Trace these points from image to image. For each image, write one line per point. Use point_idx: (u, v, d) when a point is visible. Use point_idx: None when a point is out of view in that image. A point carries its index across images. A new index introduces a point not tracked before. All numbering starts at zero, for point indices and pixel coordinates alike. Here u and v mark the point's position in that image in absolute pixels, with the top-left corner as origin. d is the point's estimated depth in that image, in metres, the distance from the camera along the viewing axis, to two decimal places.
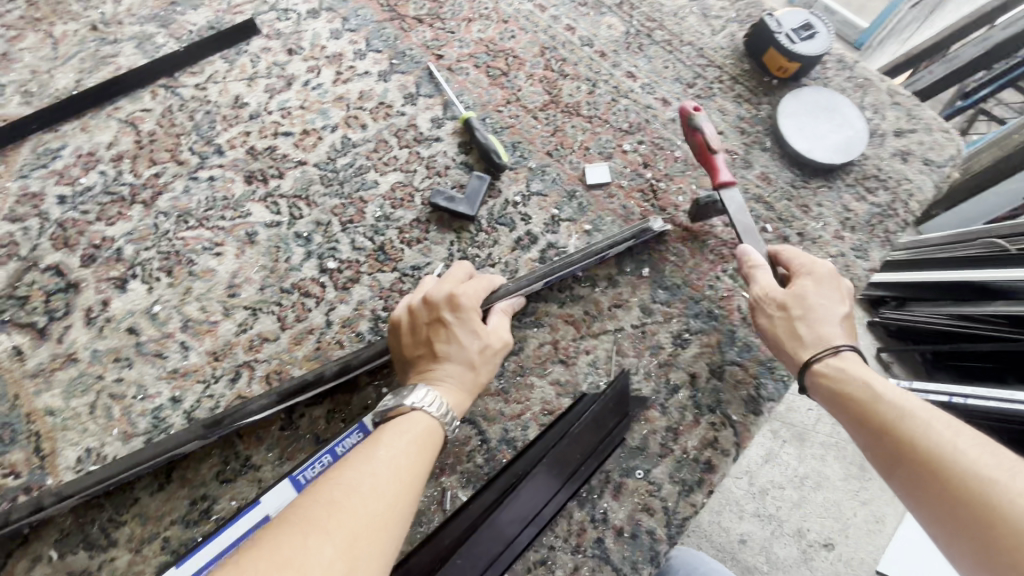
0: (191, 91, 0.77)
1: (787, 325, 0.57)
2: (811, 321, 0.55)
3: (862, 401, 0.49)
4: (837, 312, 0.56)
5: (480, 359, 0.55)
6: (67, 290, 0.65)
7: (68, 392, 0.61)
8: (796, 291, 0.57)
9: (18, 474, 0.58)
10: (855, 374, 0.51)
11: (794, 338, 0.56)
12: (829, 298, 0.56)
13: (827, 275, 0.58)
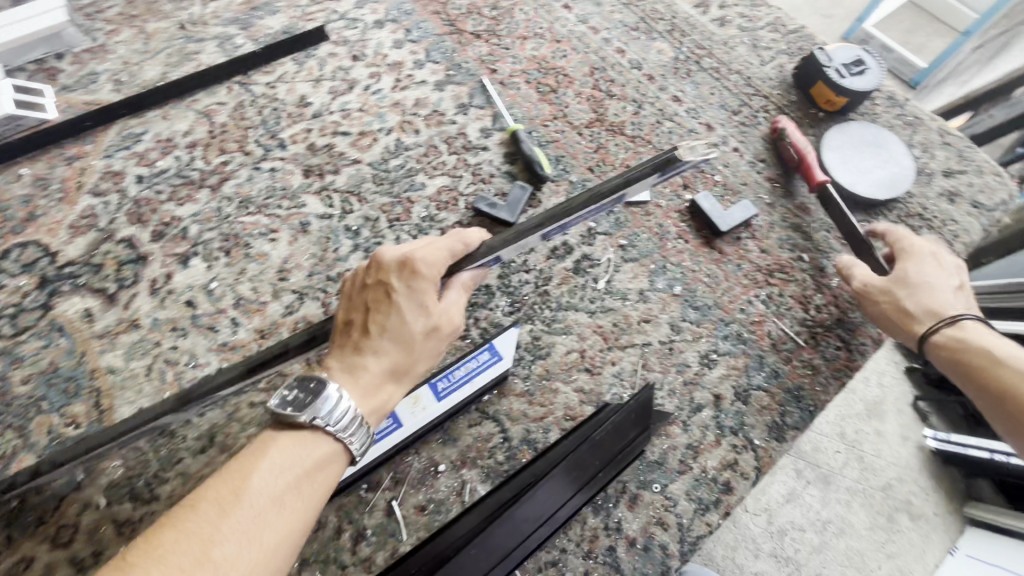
0: (262, 89, 0.83)
1: (895, 305, 0.64)
2: (925, 298, 0.63)
3: (987, 373, 0.59)
4: (946, 286, 0.64)
5: (419, 342, 0.53)
6: (137, 261, 0.71)
7: (129, 354, 0.66)
8: (903, 271, 0.65)
9: (78, 425, 0.63)
10: (973, 347, 0.60)
11: (907, 313, 0.63)
12: (937, 273, 0.65)
13: (930, 252, 0.66)
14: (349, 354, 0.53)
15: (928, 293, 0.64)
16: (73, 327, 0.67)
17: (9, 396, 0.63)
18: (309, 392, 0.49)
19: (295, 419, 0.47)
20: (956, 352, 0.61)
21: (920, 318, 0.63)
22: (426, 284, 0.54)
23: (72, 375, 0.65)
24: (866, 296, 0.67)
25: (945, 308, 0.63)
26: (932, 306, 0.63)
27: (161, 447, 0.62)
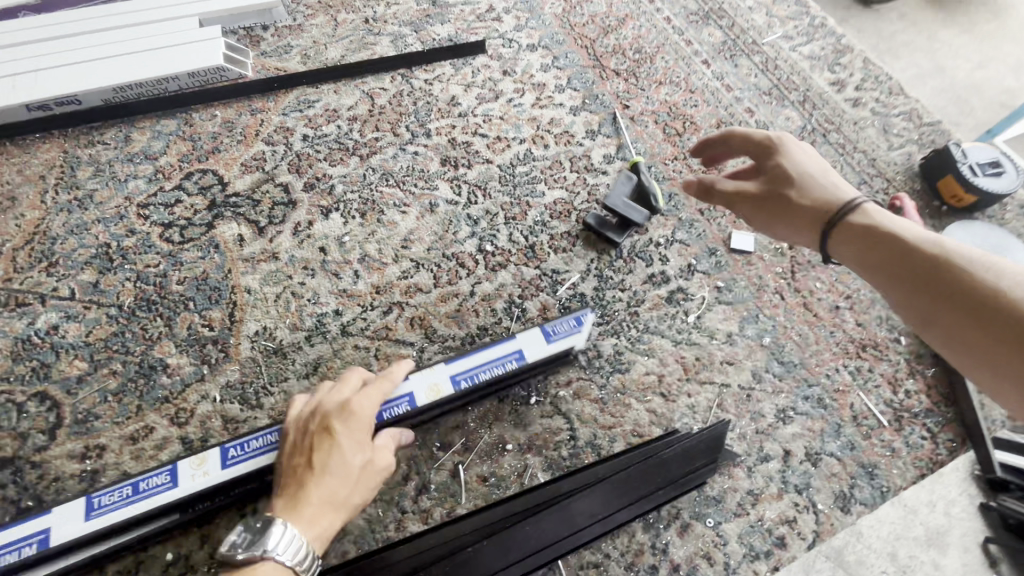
0: (421, 84, 0.94)
1: (775, 204, 0.57)
2: (803, 190, 0.56)
3: (890, 248, 0.49)
4: (817, 170, 0.57)
5: (357, 481, 0.49)
6: (288, 205, 0.82)
7: (264, 280, 0.76)
8: (778, 167, 0.58)
9: (212, 328, 0.72)
10: (871, 223, 0.51)
11: (798, 214, 0.56)
12: (805, 162, 0.58)
13: (793, 144, 0.60)
14: (285, 496, 0.47)
15: (807, 182, 0.56)
16: (227, 247, 0.78)
17: (165, 291, 0.74)
18: (253, 531, 0.44)
19: (246, 560, 0.42)
20: (850, 233, 0.52)
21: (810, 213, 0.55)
22: (363, 418, 0.51)
23: (217, 286, 0.75)
24: (744, 207, 0.60)
25: (830, 192, 0.55)
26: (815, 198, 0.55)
27: (273, 364, 0.70)
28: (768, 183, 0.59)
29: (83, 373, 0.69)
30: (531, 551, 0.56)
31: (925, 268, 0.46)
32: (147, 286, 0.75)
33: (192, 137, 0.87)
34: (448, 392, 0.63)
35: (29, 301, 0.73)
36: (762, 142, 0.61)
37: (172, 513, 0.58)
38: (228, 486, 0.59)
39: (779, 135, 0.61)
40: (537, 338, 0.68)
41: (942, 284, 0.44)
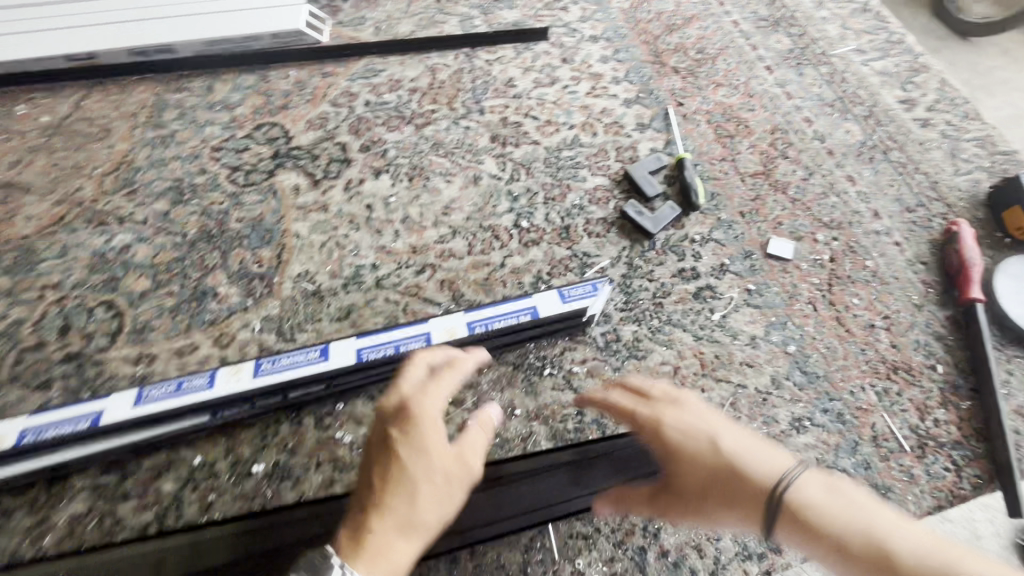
0: (482, 64, 0.98)
1: (706, 495, 0.51)
2: (711, 480, 0.50)
3: (849, 556, 0.44)
4: (712, 438, 0.51)
5: (444, 484, 0.51)
6: (343, 162, 0.87)
7: (313, 228, 0.81)
8: (676, 455, 0.52)
9: (261, 265, 0.78)
10: (809, 514, 0.46)
11: (733, 504, 0.49)
12: (698, 433, 0.52)
13: (671, 413, 0.54)
14: (350, 527, 0.48)
15: (714, 463, 0.50)
16: (284, 194, 0.84)
17: (225, 227, 0.81)
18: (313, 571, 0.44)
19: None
20: (792, 527, 0.47)
21: (728, 499, 0.49)
22: (431, 420, 0.53)
23: (270, 228, 0.81)
24: (645, 506, 0.54)
25: (745, 472, 0.49)
26: (730, 489, 0.49)
27: (309, 304, 0.75)
28: (680, 472, 0.52)
29: (145, 289, 0.76)
30: (523, 510, 0.60)
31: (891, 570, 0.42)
32: (210, 220, 0.81)
33: (267, 93, 0.94)
34: (462, 334, 0.68)
35: (109, 221, 0.81)
36: (640, 421, 0.55)
37: (201, 414, 0.65)
38: (253, 395, 0.65)
39: (654, 401, 0.56)
40: (552, 298, 0.72)
41: None
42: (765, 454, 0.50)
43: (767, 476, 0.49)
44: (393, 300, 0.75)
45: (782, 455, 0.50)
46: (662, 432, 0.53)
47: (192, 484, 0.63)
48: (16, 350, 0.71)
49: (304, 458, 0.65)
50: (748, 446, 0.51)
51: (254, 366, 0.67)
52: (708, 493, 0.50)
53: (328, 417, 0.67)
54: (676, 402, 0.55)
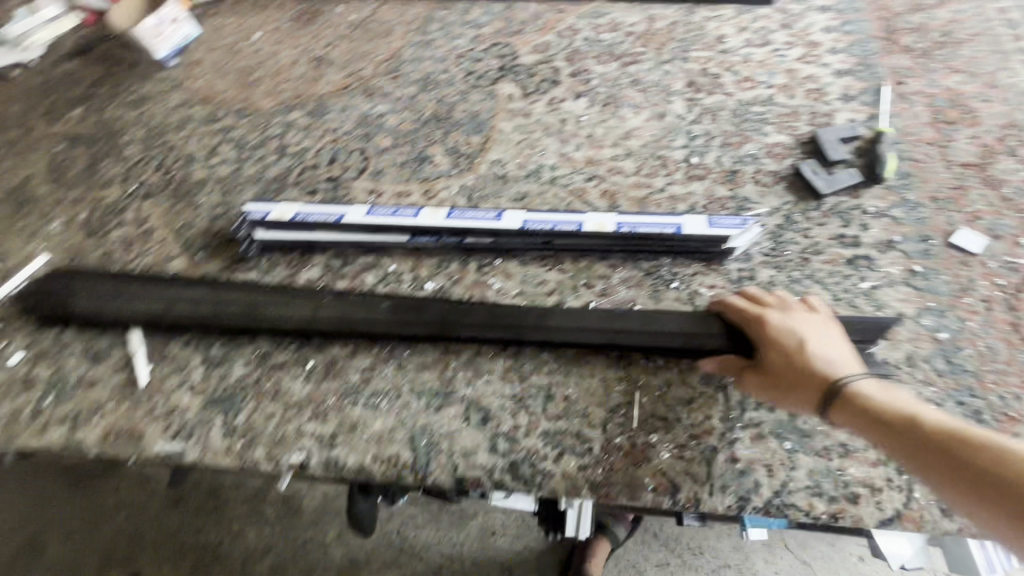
0: (699, 18, 1.04)
1: (785, 379, 0.66)
2: (793, 368, 0.66)
3: (903, 427, 0.59)
4: (802, 341, 0.67)
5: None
6: (553, 83, 1.02)
7: (515, 128, 0.98)
8: (771, 349, 0.67)
9: (469, 147, 0.97)
10: (871, 399, 0.62)
11: (804, 389, 0.65)
12: (792, 337, 0.67)
13: (778, 316, 0.69)
14: None
15: (798, 357, 0.66)
16: (499, 98, 1.02)
17: (451, 114, 1.02)
18: None
19: None
20: (853, 408, 0.62)
21: (800, 388, 0.65)
22: None
23: (483, 122, 1.00)
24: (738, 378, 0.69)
25: (822, 367, 0.65)
26: (806, 375, 0.65)
27: (495, 183, 0.92)
28: (770, 361, 0.67)
29: (387, 146, 1.01)
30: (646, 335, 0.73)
31: (936, 436, 0.57)
32: (442, 107, 1.04)
33: (509, 20, 1.13)
34: (609, 230, 0.79)
35: (376, 94, 1.08)
36: (746, 319, 0.70)
37: (403, 234, 0.86)
38: (440, 231, 0.85)
39: (760, 307, 0.70)
40: (700, 222, 0.78)
41: (962, 452, 0.55)
42: (838, 359, 0.66)
43: (836, 374, 0.64)
44: (560, 196, 0.88)
45: (854, 364, 0.65)
46: (765, 327, 0.68)
47: (384, 282, 0.86)
48: (301, 167, 1.02)
49: (462, 289, 0.83)
50: (827, 351, 0.66)
51: (445, 211, 0.86)
52: (785, 378, 0.66)
53: (487, 265, 0.84)
54: (782, 307, 0.70)
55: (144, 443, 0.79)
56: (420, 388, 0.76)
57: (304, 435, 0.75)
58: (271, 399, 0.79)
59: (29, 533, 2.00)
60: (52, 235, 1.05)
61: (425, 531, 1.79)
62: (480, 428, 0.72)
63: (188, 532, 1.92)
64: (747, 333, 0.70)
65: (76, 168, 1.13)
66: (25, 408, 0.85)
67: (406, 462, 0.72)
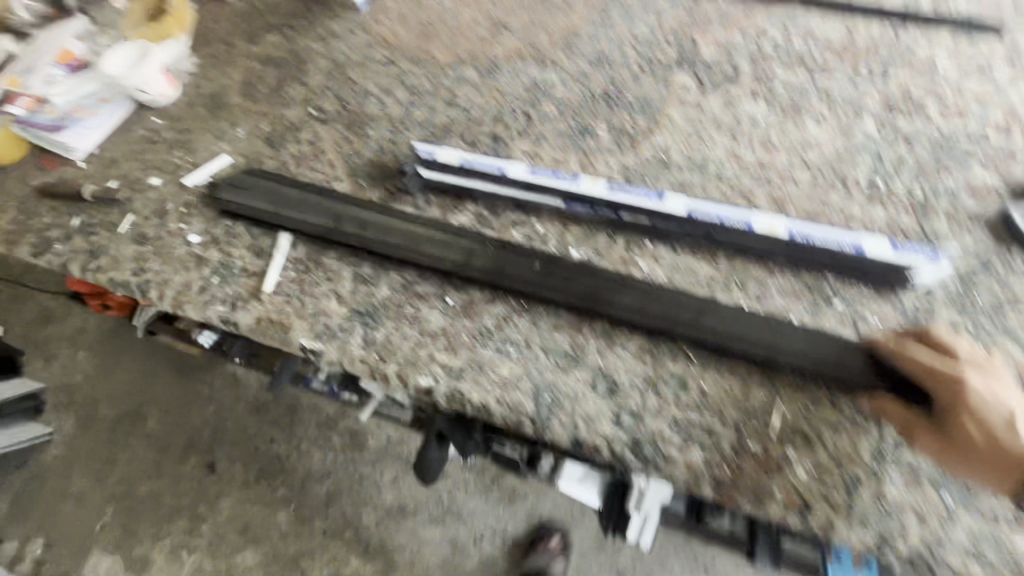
0: (908, 39, 0.97)
1: (974, 448, 0.60)
2: (987, 438, 0.60)
3: None
4: (1000, 410, 0.61)
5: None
6: (732, 81, 0.99)
7: (685, 118, 0.97)
8: (964, 414, 0.61)
9: (634, 129, 0.97)
10: None
11: (993, 461, 0.59)
12: (989, 404, 0.61)
13: (976, 378, 0.62)
14: None
15: (995, 428, 0.60)
16: (673, 87, 1.01)
17: (621, 95, 1.03)
18: None
19: None
20: None
21: (989, 460, 0.59)
22: None
23: (653, 107, 0.99)
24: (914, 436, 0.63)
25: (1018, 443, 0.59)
26: (1000, 448, 0.59)
27: (657, 167, 0.92)
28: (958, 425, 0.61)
29: (552, 113, 1.03)
30: (803, 352, 0.70)
31: None
32: (612, 87, 1.04)
33: (693, 13, 1.11)
34: (781, 234, 0.76)
35: (548, 64, 1.11)
36: (936, 376, 0.63)
37: (559, 198, 0.88)
38: (600, 201, 0.85)
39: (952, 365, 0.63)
40: (884, 246, 0.74)
41: None
42: None
43: None
44: (724, 192, 0.87)
45: None
46: (960, 388, 0.61)
47: (531, 241, 0.88)
48: (466, 119, 1.06)
49: (607, 262, 0.83)
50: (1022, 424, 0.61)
51: (608, 183, 0.87)
52: (977, 448, 0.60)
53: (636, 245, 0.84)
54: (976, 367, 0.63)
55: (291, 336, 0.87)
56: (551, 347, 0.78)
57: (435, 363, 0.80)
58: (409, 324, 0.84)
59: (133, 404, 2.25)
60: (236, 140, 1.16)
61: (474, 499, 1.83)
62: (606, 398, 0.72)
63: (261, 439, 2.07)
64: (932, 389, 0.63)
65: (265, 86, 1.25)
66: (195, 282, 0.96)
67: (527, 412, 0.73)
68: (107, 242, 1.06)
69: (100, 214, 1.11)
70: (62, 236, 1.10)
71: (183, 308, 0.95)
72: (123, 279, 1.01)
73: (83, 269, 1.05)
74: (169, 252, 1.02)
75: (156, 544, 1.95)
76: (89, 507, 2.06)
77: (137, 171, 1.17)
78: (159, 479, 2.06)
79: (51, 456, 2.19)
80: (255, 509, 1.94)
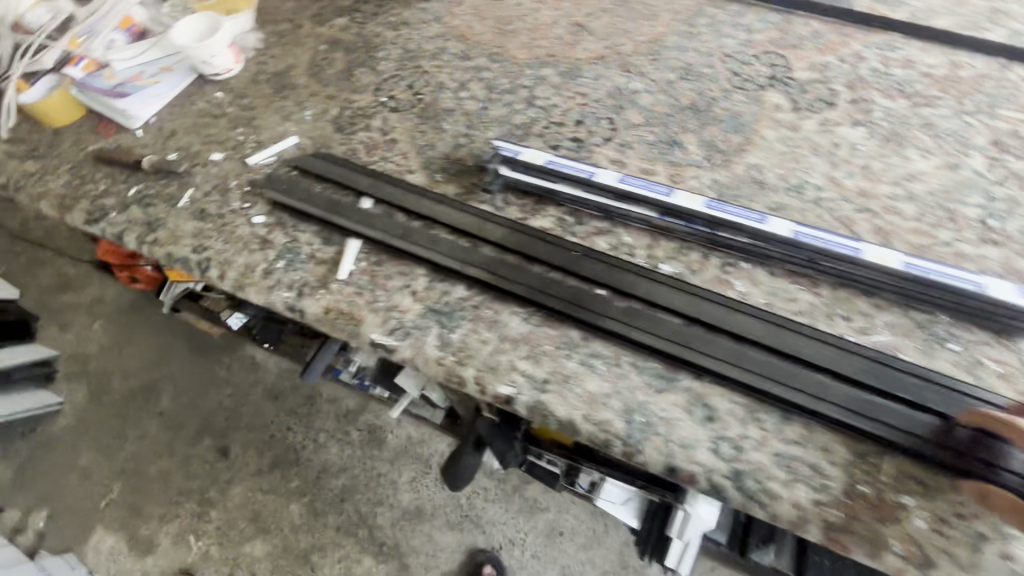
0: (1013, 78, 0.95)
1: None
2: None
3: None
4: None
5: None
6: (829, 103, 0.96)
7: (779, 138, 0.93)
8: None
9: (726, 145, 0.94)
10: None
11: None
12: None
13: None
14: None
15: None
16: (766, 106, 0.98)
17: (710, 109, 0.99)
18: None
19: None
20: None
21: None
22: None
23: (745, 124, 0.96)
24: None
25: None
26: None
27: (752, 187, 0.88)
28: None
29: (638, 122, 1.00)
30: (915, 391, 0.67)
31: None
32: (701, 100, 1.01)
33: (785, 31, 1.08)
34: (893, 266, 0.74)
35: (633, 71, 1.07)
36: None
37: (651, 209, 0.85)
38: (697, 216, 0.82)
39: None
40: (1002, 287, 0.71)
41: None
42: None
43: None
44: (824, 218, 0.83)
45: None
46: None
47: (618, 252, 0.85)
48: (547, 120, 1.03)
49: (701, 281, 0.80)
50: None
51: (706, 198, 0.84)
52: None
53: (731, 265, 0.80)
54: None
55: (362, 330, 0.84)
56: (642, 365, 0.74)
57: (515, 372, 0.76)
58: (488, 328, 0.81)
59: (146, 380, 2.19)
60: (303, 122, 1.13)
61: (494, 507, 1.78)
62: (703, 425, 0.69)
63: (277, 427, 2.02)
64: None
65: (334, 69, 1.22)
66: (259, 264, 0.93)
67: (617, 432, 0.70)
68: (165, 215, 1.02)
69: (158, 186, 1.07)
70: (118, 205, 1.06)
71: (245, 291, 0.91)
72: (182, 255, 0.97)
73: (139, 241, 1.01)
74: (230, 231, 0.98)
75: (162, 526, 1.90)
76: (95, 482, 2.01)
77: (197, 145, 1.13)
78: (169, 459, 2.01)
79: (59, 426, 2.14)
80: (267, 499, 1.90)
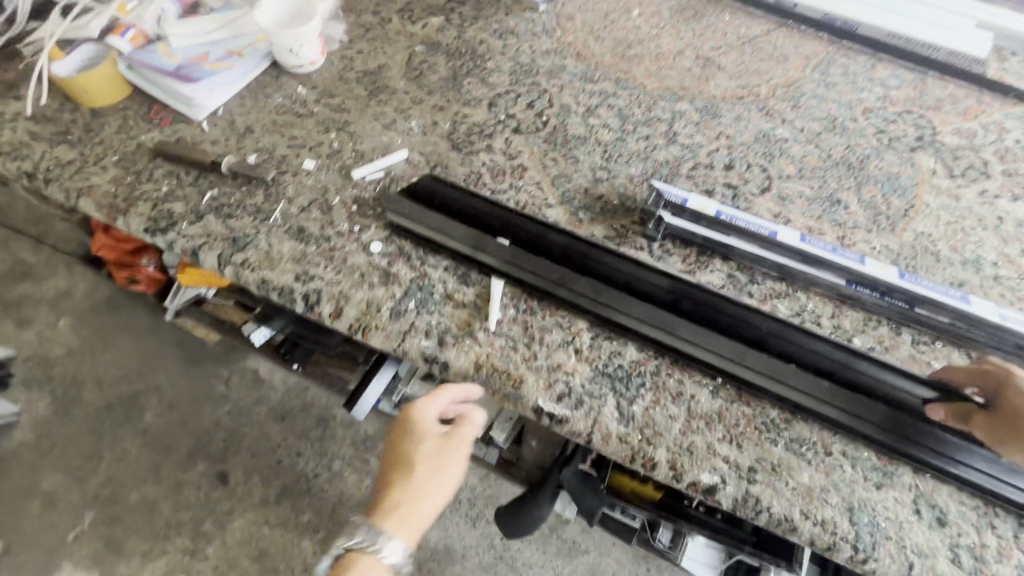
0: None
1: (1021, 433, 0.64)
2: None
3: None
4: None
5: (439, 450, 0.89)
6: (983, 174, 0.94)
7: (942, 206, 0.90)
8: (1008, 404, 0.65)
9: (890, 208, 0.90)
10: None
11: None
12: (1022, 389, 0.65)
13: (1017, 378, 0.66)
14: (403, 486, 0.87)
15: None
16: (922, 170, 0.94)
17: (864, 166, 0.95)
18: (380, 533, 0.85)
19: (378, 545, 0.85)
20: None
21: None
22: (426, 433, 0.89)
23: (905, 187, 0.92)
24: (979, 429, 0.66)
25: None
26: None
27: (927, 257, 0.84)
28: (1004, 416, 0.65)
29: (792, 173, 0.94)
30: None
31: None
32: (852, 156, 0.96)
33: (922, 91, 1.06)
34: None
35: (776, 116, 1.02)
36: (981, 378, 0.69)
37: (840, 276, 0.79)
38: (893, 290, 0.77)
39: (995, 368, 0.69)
40: None
41: None
42: None
43: None
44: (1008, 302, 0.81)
45: None
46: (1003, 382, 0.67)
47: (801, 318, 0.78)
48: (694, 161, 0.95)
49: (898, 360, 0.74)
50: None
51: (898, 270, 0.79)
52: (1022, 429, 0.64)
53: (926, 343, 0.76)
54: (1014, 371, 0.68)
55: (524, 394, 0.72)
56: (855, 455, 0.68)
57: (716, 456, 0.67)
58: (673, 401, 0.71)
59: (124, 391, 1.90)
60: (410, 134, 0.99)
61: (531, 548, 1.68)
62: (936, 529, 0.63)
63: (285, 452, 1.82)
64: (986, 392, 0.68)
65: (436, 75, 1.09)
66: (385, 304, 0.79)
67: (845, 534, 0.63)
68: (254, 231, 0.86)
69: (239, 194, 0.91)
70: (189, 214, 0.89)
71: (368, 335, 0.78)
72: (283, 284, 0.81)
73: (222, 261, 0.84)
74: (341, 259, 0.83)
75: (146, 564, 1.66)
76: (61, 510, 1.73)
77: (282, 148, 0.97)
78: (154, 486, 1.76)
79: (14, 441, 1.82)
80: (275, 534, 1.71)
